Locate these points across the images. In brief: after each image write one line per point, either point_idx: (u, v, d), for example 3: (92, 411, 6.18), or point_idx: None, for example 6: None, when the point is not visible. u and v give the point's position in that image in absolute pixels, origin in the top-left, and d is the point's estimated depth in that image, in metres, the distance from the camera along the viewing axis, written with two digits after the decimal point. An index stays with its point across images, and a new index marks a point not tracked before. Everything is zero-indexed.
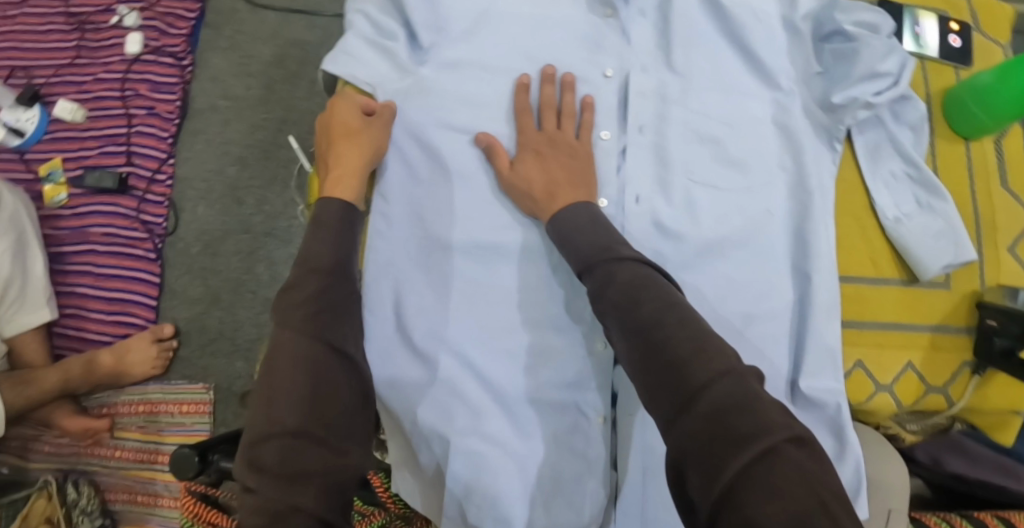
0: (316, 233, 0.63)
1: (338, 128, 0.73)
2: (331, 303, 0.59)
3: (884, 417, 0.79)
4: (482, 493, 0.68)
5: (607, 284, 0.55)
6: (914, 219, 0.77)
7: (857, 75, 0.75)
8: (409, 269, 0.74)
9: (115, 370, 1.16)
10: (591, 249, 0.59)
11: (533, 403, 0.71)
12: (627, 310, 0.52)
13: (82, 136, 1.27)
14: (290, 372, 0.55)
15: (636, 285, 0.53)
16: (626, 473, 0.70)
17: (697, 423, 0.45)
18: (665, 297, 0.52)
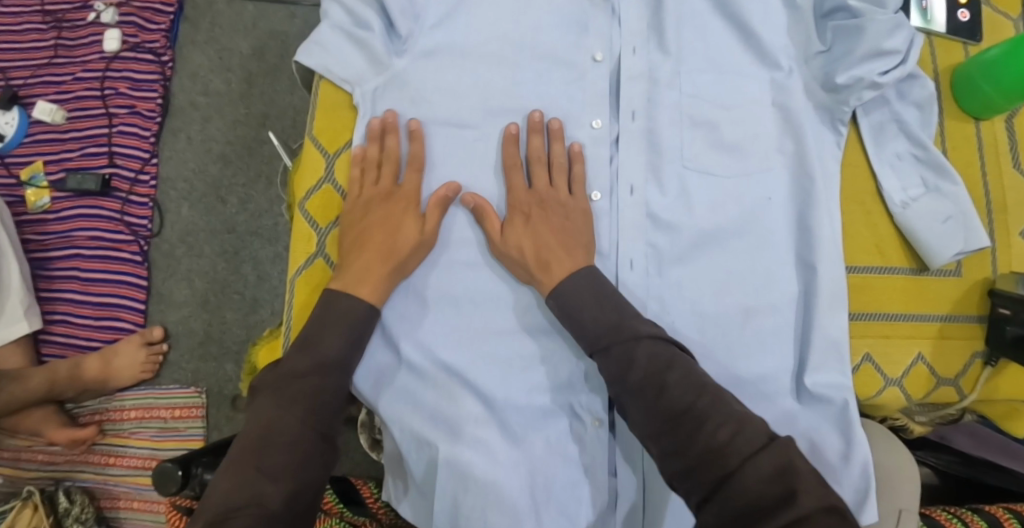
0: (325, 324, 0.65)
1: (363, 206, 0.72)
2: (323, 390, 0.62)
3: (892, 411, 0.76)
4: (471, 503, 0.65)
5: (630, 357, 0.58)
6: (921, 206, 0.74)
7: (859, 53, 0.70)
8: None
9: (102, 374, 1.14)
10: (597, 305, 0.62)
11: (525, 407, 0.68)
12: (647, 389, 0.56)
13: (63, 138, 1.24)
14: (280, 458, 0.57)
15: (658, 363, 0.57)
16: (625, 478, 0.67)
17: (738, 495, 0.50)
18: (684, 375, 0.56)
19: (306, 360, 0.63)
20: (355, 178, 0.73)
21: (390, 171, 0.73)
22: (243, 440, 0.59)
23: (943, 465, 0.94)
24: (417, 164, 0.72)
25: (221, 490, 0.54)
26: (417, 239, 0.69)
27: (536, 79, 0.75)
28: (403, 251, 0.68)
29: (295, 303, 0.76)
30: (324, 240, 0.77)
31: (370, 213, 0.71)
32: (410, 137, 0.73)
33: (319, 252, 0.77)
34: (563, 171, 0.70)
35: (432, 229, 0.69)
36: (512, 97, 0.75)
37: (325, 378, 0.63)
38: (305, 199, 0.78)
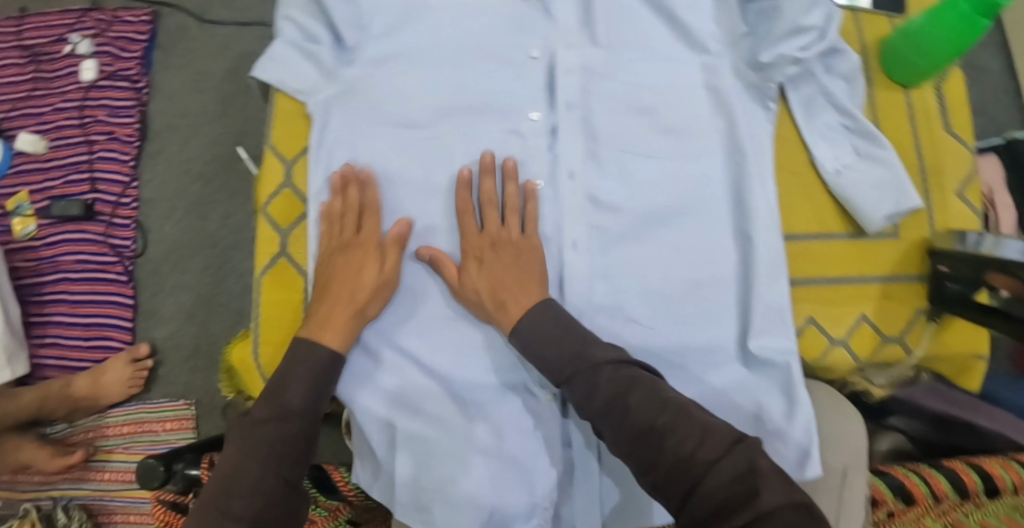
0: (289, 375, 0.66)
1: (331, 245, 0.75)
2: (287, 434, 0.62)
3: (842, 372, 0.79)
4: (432, 479, 0.68)
5: (594, 377, 0.59)
6: (853, 173, 0.77)
7: (780, 31, 0.74)
8: None
9: (92, 391, 1.17)
10: (550, 336, 0.63)
11: (482, 387, 0.71)
12: (611, 407, 0.57)
13: (46, 167, 1.28)
14: (244, 504, 0.58)
15: (621, 382, 0.58)
16: (580, 447, 0.71)
17: (709, 503, 0.50)
18: (648, 390, 0.57)
19: (270, 408, 0.63)
20: (320, 233, 0.76)
21: (352, 220, 0.74)
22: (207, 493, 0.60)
23: (916, 431, 0.97)
24: (373, 209, 0.75)
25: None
26: (379, 277, 0.71)
27: (478, 78, 0.78)
28: (365, 294, 0.71)
29: (264, 302, 0.79)
30: (286, 242, 0.80)
31: (335, 258, 0.73)
32: (364, 186, 0.75)
33: (282, 253, 0.80)
34: (516, 209, 0.72)
35: (392, 267, 0.72)
36: (456, 96, 0.79)
37: (289, 425, 0.63)
38: (267, 204, 0.82)
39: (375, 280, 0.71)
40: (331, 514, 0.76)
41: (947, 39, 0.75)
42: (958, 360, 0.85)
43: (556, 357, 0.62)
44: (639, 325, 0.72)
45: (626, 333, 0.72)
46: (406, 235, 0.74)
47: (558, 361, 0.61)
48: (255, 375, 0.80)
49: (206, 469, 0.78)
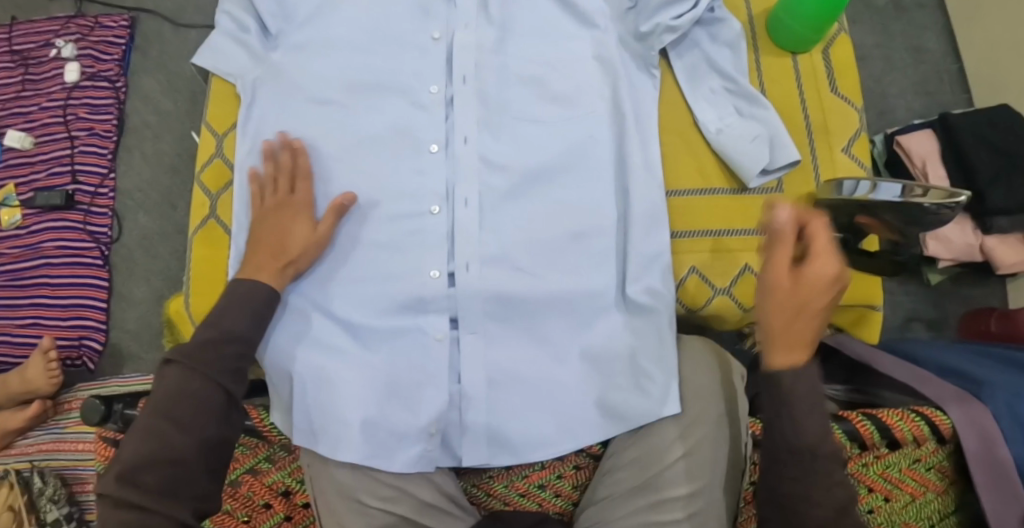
0: (230, 307, 0.70)
1: (270, 211, 0.79)
2: (222, 353, 0.67)
3: (731, 320, 0.84)
4: (325, 408, 0.75)
5: (789, 417, 0.59)
6: (733, 130, 0.82)
7: (656, 2, 0.81)
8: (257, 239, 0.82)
9: (24, 385, 1.25)
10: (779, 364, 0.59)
11: (376, 330, 0.77)
12: (793, 433, 0.60)
13: (31, 161, 1.39)
14: (191, 412, 0.63)
15: (810, 426, 0.59)
16: (472, 386, 0.76)
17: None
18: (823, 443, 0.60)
19: (208, 331, 0.67)
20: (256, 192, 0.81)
21: (285, 182, 0.80)
22: (154, 402, 0.65)
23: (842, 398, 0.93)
24: (304, 175, 0.81)
25: (134, 441, 0.63)
26: (312, 237, 0.77)
27: (386, 59, 0.86)
28: (295, 250, 0.76)
29: (196, 257, 0.86)
30: (214, 204, 0.87)
31: (268, 218, 0.79)
32: (297, 153, 0.82)
33: (211, 215, 0.87)
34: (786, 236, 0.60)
35: (325, 229, 0.78)
36: (368, 73, 0.85)
37: (229, 349, 0.67)
38: (201, 173, 0.89)
39: (306, 239, 0.77)
40: (250, 451, 0.80)
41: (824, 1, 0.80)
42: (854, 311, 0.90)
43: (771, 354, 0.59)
44: (523, 273, 0.78)
45: (511, 279, 0.78)
46: (348, 206, 0.79)
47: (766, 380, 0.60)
48: (188, 324, 0.86)
49: None
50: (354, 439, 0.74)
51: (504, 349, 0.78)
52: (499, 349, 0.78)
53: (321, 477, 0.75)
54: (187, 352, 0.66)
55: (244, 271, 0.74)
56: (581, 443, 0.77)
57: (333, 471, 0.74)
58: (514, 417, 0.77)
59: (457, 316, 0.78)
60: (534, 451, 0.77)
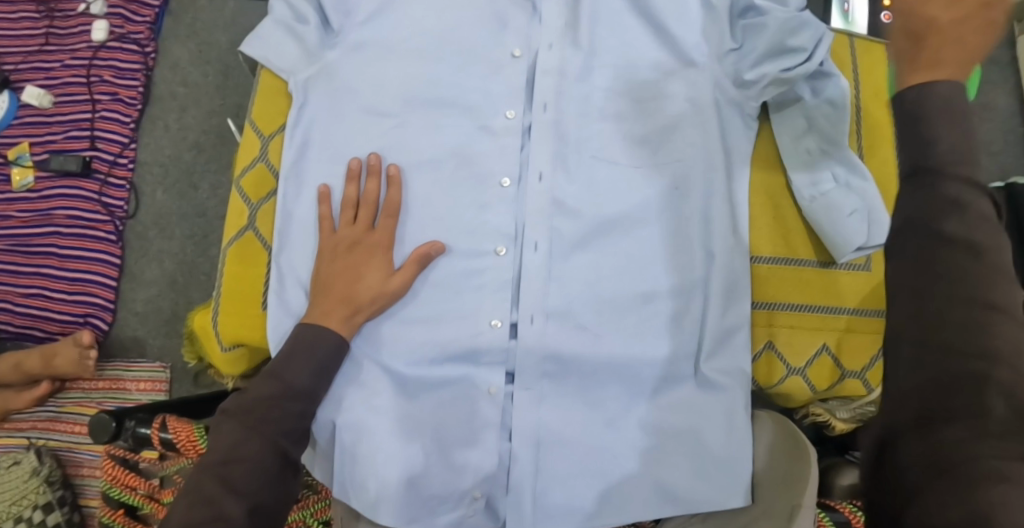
0: (295, 354, 0.67)
1: (330, 248, 0.72)
2: (284, 408, 0.65)
3: (800, 400, 0.78)
4: (367, 464, 0.69)
5: (964, 260, 0.36)
6: (828, 199, 0.76)
7: (765, 49, 0.74)
8: (298, 257, 0.75)
9: (43, 369, 1.17)
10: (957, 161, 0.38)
11: (425, 377, 0.71)
12: (952, 284, 0.36)
13: (49, 121, 1.31)
14: (246, 476, 0.61)
15: (985, 284, 0.36)
16: (521, 449, 0.70)
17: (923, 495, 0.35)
18: (1003, 322, 0.35)
19: (271, 385, 0.65)
20: (325, 217, 0.73)
21: (365, 214, 0.73)
22: (207, 459, 0.62)
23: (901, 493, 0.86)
24: (391, 210, 0.73)
25: (185, 507, 0.58)
26: (382, 286, 0.70)
27: (456, 74, 0.77)
28: (366, 296, 0.69)
29: (226, 274, 0.77)
30: (253, 215, 0.78)
31: (339, 257, 0.71)
32: (389, 182, 0.73)
33: (249, 226, 0.77)
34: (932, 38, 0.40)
35: (402, 280, 0.70)
36: (437, 85, 0.77)
37: (288, 404, 0.65)
38: (239, 176, 0.79)
39: (377, 288, 0.69)
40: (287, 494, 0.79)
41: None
42: None
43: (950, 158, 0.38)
44: (586, 332, 0.71)
45: (572, 338, 0.71)
46: (434, 256, 0.71)
47: (921, 198, 0.39)
48: (213, 343, 0.79)
49: (155, 430, 0.79)
50: (396, 498, 0.69)
51: (559, 412, 0.71)
52: (554, 410, 0.71)
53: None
54: (245, 406, 0.65)
55: (313, 315, 0.69)
56: (629, 518, 0.70)
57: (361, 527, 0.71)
58: (562, 487, 0.71)
59: (514, 371, 0.72)
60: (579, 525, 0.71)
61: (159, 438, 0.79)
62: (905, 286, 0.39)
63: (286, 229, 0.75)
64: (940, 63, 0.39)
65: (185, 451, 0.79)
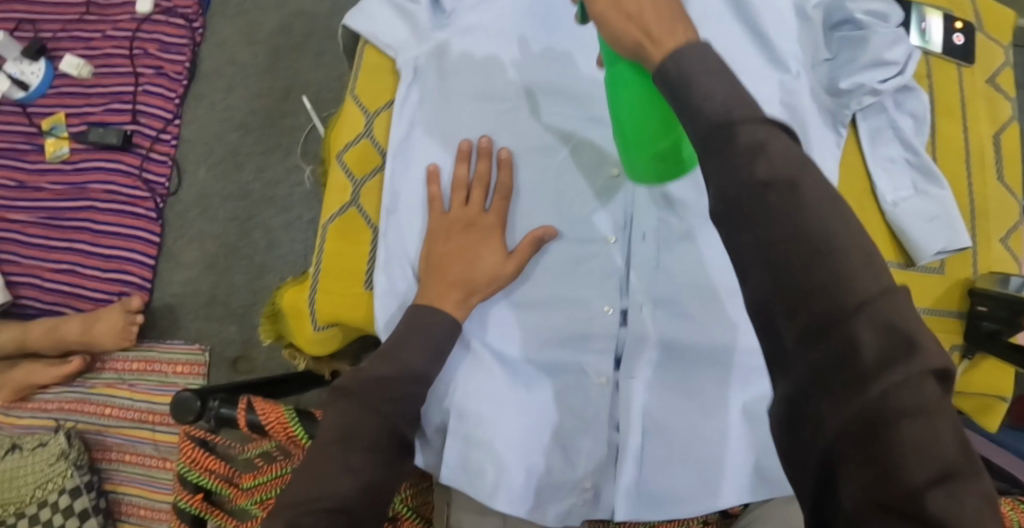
0: (409, 337, 0.65)
1: (444, 229, 0.72)
2: (402, 393, 0.62)
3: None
4: (481, 444, 0.70)
5: (775, 204, 0.37)
6: (910, 204, 0.81)
7: (862, 61, 0.79)
8: (409, 237, 0.75)
9: (82, 337, 1.15)
10: (734, 105, 0.40)
11: (535, 360, 0.73)
12: (779, 233, 0.37)
13: (88, 93, 1.27)
14: (364, 459, 0.57)
15: (804, 223, 0.36)
16: (627, 435, 0.72)
17: (848, 488, 0.33)
18: (838, 252, 0.35)
19: (388, 367, 0.62)
20: (436, 196, 0.74)
21: (478, 195, 0.73)
22: (321, 437, 0.59)
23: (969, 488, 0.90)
24: (504, 192, 0.74)
25: (296, 486, 0.56)
26: (499, 269, 0.70)
27: (565, 64, 0.78)
28: (483, 279, 0.70)
29: (326, 251, 0.76)
30: (358, 191, 0.77)
31: (454, 237, 0.71)
32: (500, 165, 0.74)
33: (353, 202, 0.77)
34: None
35: (517, 262, 0.71)
36: (547, 71, 0.78)
37: (406, 387, 0.62)
38: (343, 151, 0.79)
39: (494, 271, 0.70)
40: None
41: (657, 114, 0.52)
42: (978, 400, 0.86)
43: (726, 111, 0.40)
44: (693, 321, 0.73)
45: (676, 327, 0.73)
46: (546, 239, 0.72)
47: (727, 164, 0.39)
48: (306, 322, 0.77)
49: (242, 412, 0.73)
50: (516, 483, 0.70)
51: (661, 401, 0.73)
52: (657, 398, 0.73)
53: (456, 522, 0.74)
54: (363, 386, 0.61)
55: (426, 295, 0.68)
56: (725, 503, 0.72)
57: (467, 517, 0.74)
58: (659, 473, 0.73)
59: (621, 357, 0.73)
60: (675, 512, 0.73)
61: (246, 420, 0.73)
62: (746, 249, 0.39)
63: (393, 209, 0.76)
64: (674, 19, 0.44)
65: (274, 435, 0.73)
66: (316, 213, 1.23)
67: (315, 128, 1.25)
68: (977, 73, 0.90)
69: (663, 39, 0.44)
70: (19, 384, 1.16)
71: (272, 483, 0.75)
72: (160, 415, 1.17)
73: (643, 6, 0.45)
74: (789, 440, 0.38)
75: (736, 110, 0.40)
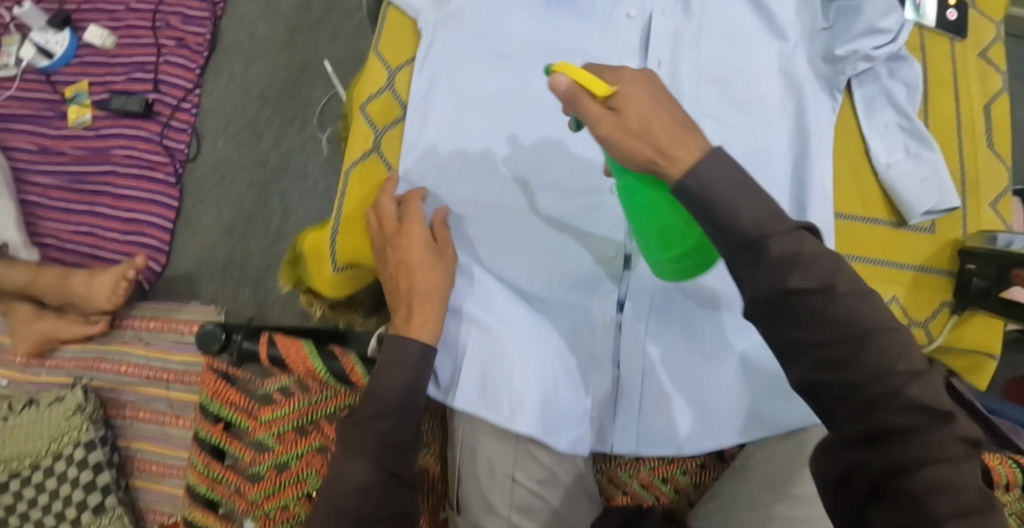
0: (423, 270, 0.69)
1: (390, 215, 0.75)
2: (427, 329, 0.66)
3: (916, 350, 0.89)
4: (497, 370, 0.74)
5: (815, 307, 0.46)
6: (902, 167, 0.85)
7: (856, 30, 0.81)
8: (432, 179, 0.80)
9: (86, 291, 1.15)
10: (764, 221, 0.47)
11: (548, 297, 0.77)
12: (827, 334, 0.46)
13: (110, 62, 1.31)
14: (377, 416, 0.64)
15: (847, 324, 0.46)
16: (630, 370, 0.76)
17: (882, 515, 0.44)
18: (882, 345, 0.45)
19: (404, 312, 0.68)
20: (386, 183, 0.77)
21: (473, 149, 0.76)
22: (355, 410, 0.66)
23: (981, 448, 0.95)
24: None
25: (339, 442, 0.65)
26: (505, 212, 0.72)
27: (575, 28, 0.82)
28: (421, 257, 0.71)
29: (348, 195, 0.81)
30: (379, 140, 0.82)
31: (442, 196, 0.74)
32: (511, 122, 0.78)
33: (374, 150, 0.82)
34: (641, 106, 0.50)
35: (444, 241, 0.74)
36: (547, 151, 0.79)
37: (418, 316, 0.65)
38: (366, 103, 0.84)
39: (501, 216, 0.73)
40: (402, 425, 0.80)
41: (678, 219, 0.56)
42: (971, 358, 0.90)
43: (760, 223, 0.47)
44: None
45: None
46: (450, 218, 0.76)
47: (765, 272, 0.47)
48: (325, 264, 0.81)
49: (264, 346, 0.76)
50: (528, 412, 0.72)
51: (665, 344, 0.77)
52: (661, 341, 0.77)
53: (472, 448, 0.74)
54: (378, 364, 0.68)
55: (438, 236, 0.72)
56: (723, 444, 0.76)
57: (483, 444, 0.74)
58: (663, 411, 0.77)
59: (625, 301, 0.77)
60: (680, 447, 0.76)
61: (268, 355, 0.77)
62: (789, 342, 0.48)
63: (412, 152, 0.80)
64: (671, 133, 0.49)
65: (340, 397, 0.78)
66: (331, 181, 1.27)
67: (332, 100, 1.30)
68: (969, 48, 0.94)
69: (675, 154, 0.49)
70: (38, 336, 1.17)
71: (291, 416, 0.78)
72: (173, 374, 1.20)
73: (647, 123, 0.50)
74: (835, 487, 0.48)
75: (767, 227, 0.47)
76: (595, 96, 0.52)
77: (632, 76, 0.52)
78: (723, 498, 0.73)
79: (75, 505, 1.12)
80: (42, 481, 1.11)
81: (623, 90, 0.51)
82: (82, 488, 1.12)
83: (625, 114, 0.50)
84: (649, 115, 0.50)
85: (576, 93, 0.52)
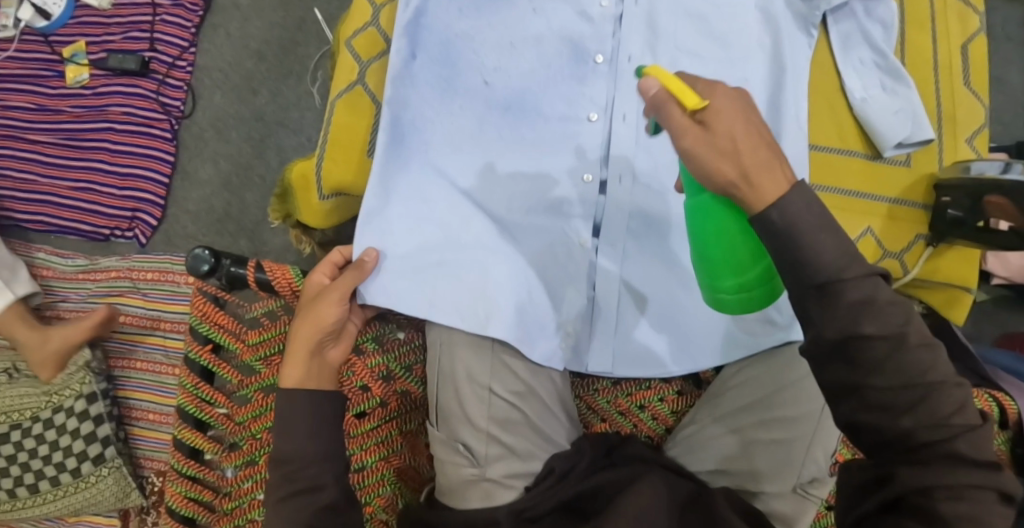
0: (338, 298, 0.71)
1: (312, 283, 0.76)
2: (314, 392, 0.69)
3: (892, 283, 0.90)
4: (471, 284, 0.77)
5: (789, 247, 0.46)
6: (877, 98, 0.86)
7: None
8: (419, 103, 0.81)
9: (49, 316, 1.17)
10: (847, 264, 0.45)
11: (526, 217, 0.80)
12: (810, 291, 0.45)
13: (106, 22, 1.33)
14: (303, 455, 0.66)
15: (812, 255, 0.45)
16: (605, 291, 0.79)
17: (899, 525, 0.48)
18: (868, 313, 0.45)
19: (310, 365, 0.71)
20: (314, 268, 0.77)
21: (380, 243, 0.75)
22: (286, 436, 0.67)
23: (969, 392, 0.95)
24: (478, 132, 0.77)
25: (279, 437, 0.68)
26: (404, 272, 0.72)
27: None
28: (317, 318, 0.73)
29: (334, 123, 0.83)
30: (364, 71, 0.84)
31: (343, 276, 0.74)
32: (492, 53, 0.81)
33: (359, 81, 0.84)
34: (731, 121, 0.47)
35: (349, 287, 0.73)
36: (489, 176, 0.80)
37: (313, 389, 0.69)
38: (351, 38, 0.85)
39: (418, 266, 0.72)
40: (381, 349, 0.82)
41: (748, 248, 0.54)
42: (945, 292, 0.92)
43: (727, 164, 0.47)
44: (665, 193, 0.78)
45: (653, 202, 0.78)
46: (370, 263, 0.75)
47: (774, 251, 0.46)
48: (312, 194, 0.85)
49: (251, 270, 0.79)
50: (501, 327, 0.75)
51: (638, 266, 0.79)
52: (635, 264, 0.79)
53: (450, 359, 0.77)
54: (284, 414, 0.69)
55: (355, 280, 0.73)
56: (698, 368, 0.79)
57: (461, 357, 0.76)
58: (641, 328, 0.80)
59: (601, 224, 0.79)
60: (650, 366, 0.80)
61: (255, 279, 0.79)
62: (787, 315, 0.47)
63: (403, 76, 0.81)
64: (753, 151, 0.47)
65: (353, 374, 0.81)
66: None
67: (325, 56, 1.32)
68: None
69: (760, 183, 0.46)
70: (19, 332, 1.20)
71: (275, 339, 0.81)
72: (171, 324, 1.23)
73: (735, 139, 0.47)
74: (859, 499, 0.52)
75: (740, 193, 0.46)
76: (685, 106, 0.48)
77: (728, 91, 0.49)
78: (696, 426, 0.77)
79: (75, 455, 1.12)
80: (42, 433, 1.11)
81: (715, 103, 0.48)
82: (82, 439, 1.13)
83: (714, 130, 0.47)
84: (739, 132, 0.47)
85: (665, 101, 0.49)
